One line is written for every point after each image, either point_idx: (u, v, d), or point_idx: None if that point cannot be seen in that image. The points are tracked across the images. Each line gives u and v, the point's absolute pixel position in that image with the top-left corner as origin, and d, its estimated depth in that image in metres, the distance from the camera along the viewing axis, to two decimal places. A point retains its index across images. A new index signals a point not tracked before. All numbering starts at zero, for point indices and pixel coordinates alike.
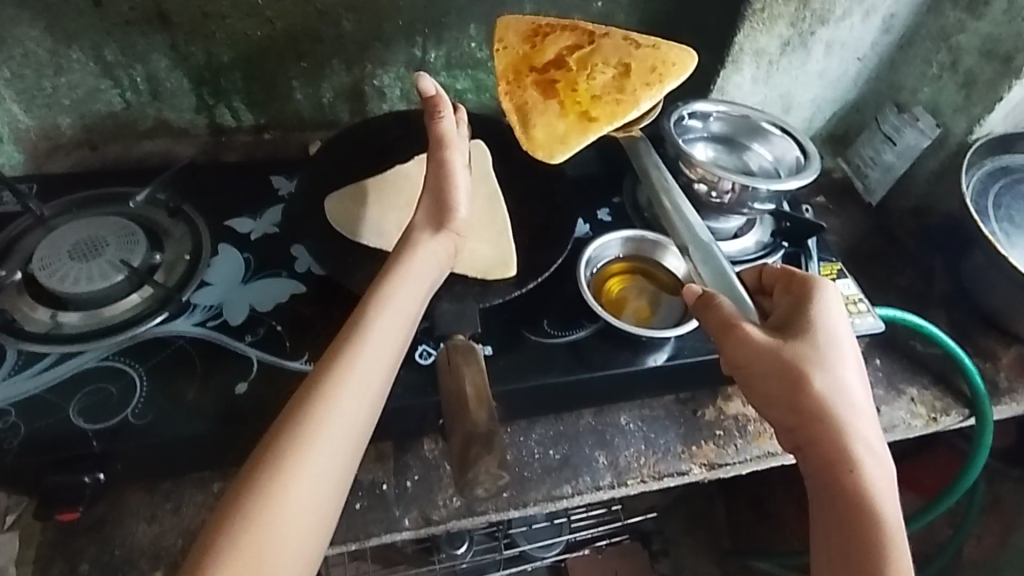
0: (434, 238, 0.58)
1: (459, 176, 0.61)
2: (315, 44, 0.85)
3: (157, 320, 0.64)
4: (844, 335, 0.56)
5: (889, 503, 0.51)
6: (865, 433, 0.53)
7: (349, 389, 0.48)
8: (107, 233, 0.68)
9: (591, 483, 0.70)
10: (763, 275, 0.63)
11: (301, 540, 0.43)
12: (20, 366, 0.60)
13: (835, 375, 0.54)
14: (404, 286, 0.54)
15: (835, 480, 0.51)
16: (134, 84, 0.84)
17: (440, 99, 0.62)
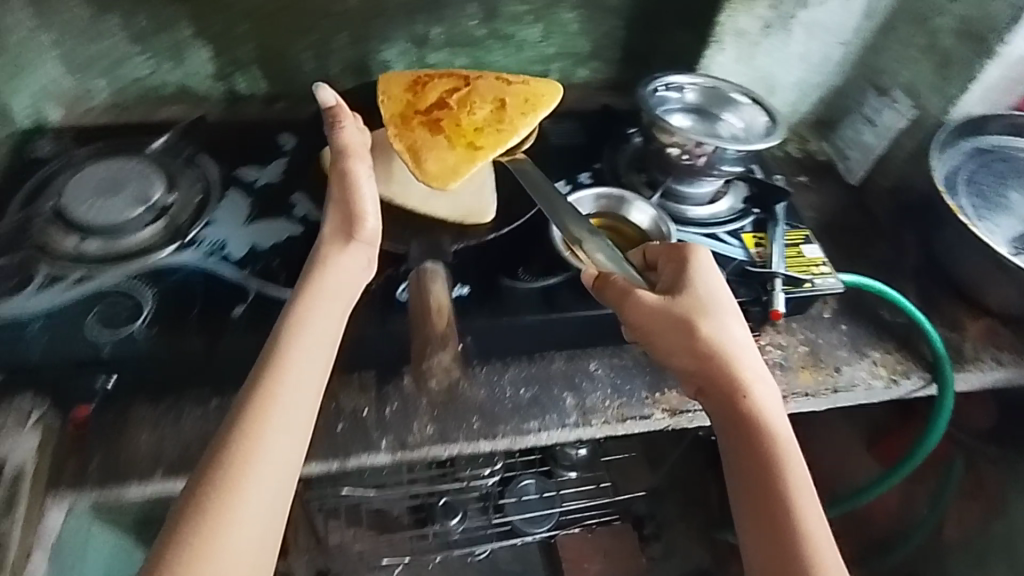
0: (347, 250, 0.63)
1: (365, 195, 0.64)
2: (326, 18, 0.93)
3: (168, 251, 0.71)
4: (722, 289, 0.64)
5: (782, 424, 0.58)
6: (755, 370, 0.60)
7: (287, 384, 0.54)
8: (130, 175, 0.77)
9: (558, 421, 0.75)
10: (647, 252, 0.70)
11: (267, 518, 0.50)
12: (47, 282, 0.68)
13: (723, 326, 0.62)
14: (325, 288, 0.60)
15: (735, 411, 0.58)
16: (161, 51, 0.92)
17: (340, 109, 0.67)
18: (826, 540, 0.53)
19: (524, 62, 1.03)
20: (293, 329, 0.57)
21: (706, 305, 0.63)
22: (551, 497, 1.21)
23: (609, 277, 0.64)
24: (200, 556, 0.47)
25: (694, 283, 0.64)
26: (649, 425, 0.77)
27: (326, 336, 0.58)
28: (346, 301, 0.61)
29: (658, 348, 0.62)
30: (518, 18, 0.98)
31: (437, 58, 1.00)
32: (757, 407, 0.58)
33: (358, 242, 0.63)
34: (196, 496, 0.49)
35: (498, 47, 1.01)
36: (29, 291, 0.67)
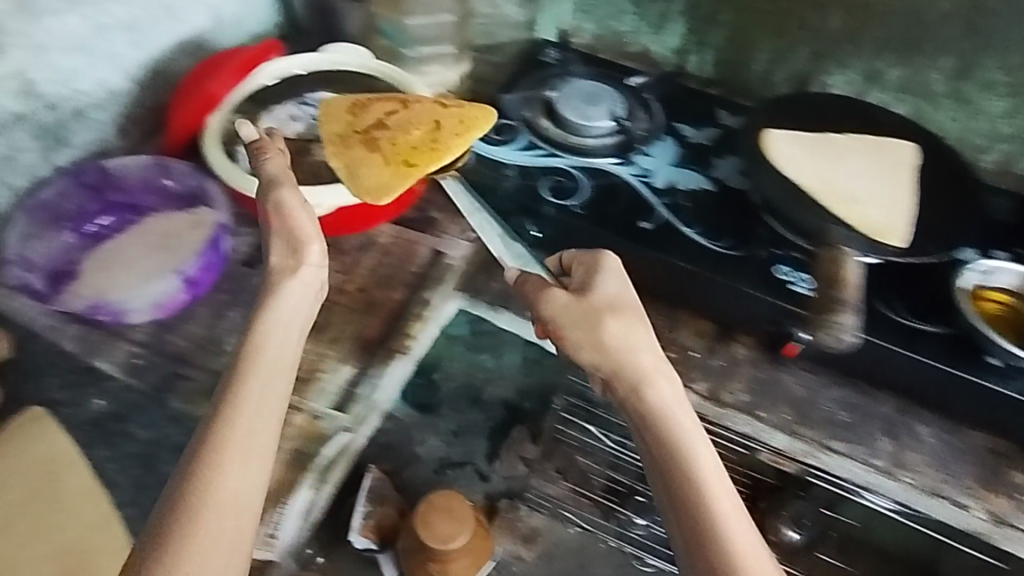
0: (308, 265, 0.64)
1: (303, 219, 0.65)
2: (799, 29, 1.03)
3: (611, 160, 0.88)
4: (629, 296, 0.66)
5: (678, 415, 0.58)
6: (650, 364, 0.62)
7: (252, 396, 0.55)
8: (603, 91, 0.93)
9: (864, 456, 0.76)
10: (563, 256, 0.73)
11: (239, 520, 0.50)
12: (527, 146, 0.89)
13: (608, 307, 0.65)
14: (296, 288, 0.62)
15: (641, 407, 0.60)
16: (649, 15, 1.11)
17: (262, 141, 0.69)
18: (751, 540, 0.53)
19: (969, 131, 1.01)
20: (258, 339, 0.58)
21: (615, 307, 0.65)
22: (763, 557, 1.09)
23: (524, 281, 0.69)
24: (182, 568, 0.47)
25: (607, 291, 0.66)
26: (957, 518, 0.73)
27: (291, 326, 0.60)
28: (308, 315, 0.62)
29: (573, 353, 0.65)
30: (990, 86, 0.96)
31: (879, 97, 1.04)
32: (654, 408, 0.59)
33: (308, 265, 0.64)
34: (164, 524, 0.49)
35: (949, 106, 1.00)
36: (513, 149, 0.89)
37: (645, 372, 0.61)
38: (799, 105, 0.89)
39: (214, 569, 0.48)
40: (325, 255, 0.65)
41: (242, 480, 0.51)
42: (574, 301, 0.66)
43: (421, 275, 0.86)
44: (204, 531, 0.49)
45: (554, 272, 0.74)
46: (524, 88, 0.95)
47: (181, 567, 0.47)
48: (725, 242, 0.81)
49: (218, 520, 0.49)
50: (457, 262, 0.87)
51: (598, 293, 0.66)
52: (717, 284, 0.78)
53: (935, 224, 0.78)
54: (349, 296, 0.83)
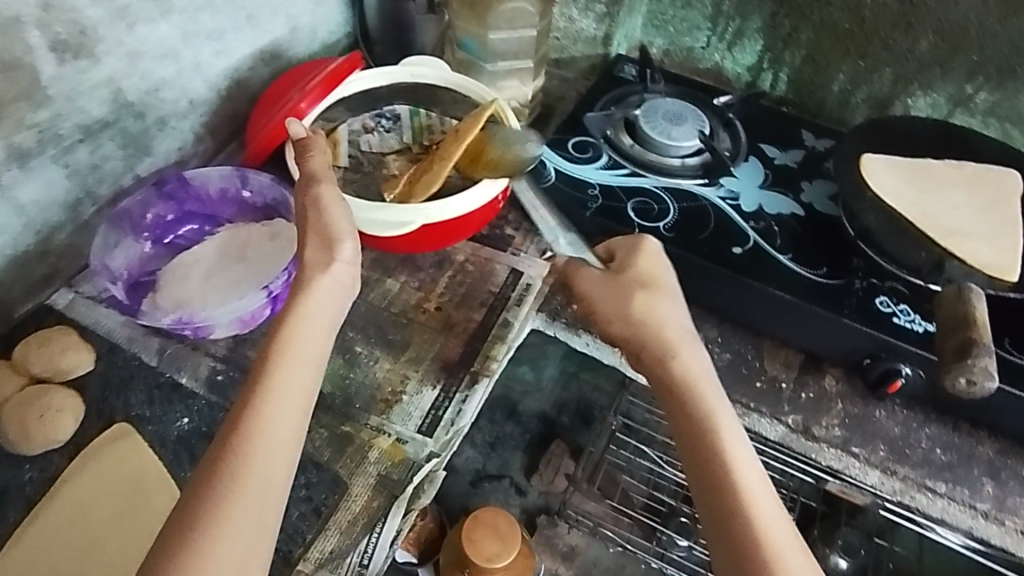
0: (337, 260, 0.63)
1: (337, 215, 0.64)
2: (884, 51, 1.00)
3: (698, 182, 0.86)
4: (666, 280, 0.68)
5: (708, 389, 0.61)
6: (679, 337, 0.64)
7: (289, 372, 0.57)
8: (688, 110, 0.91)
9: (967, 499, 0.73)
10: (609, 245, 0.72)
11: (267, 504, 0.53)
12: (610, 165, 0.87)
13: (647, 285, 0.67)
14: (332, 278, 0.62)
15: (662, 373, 0.63)
16: (724, 32, 1.10)
17: (308, 141, 0.69)
18: (770, 508, 0.55)
19: None
20: (294, 321, 0.60)
21: (650, 285, 0.67)
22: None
23: (569, 273, 0.70)
24: (216, 541, 0.50)
25: (642, 272, 0.68)
26: None
27: (324, 319, 0.61)
28: (342, 306, 0.63)
29: (607, 329, 0.67)
30: None
31: (965, 122, 1.01)
32: (680, 378, 0.62)
33: (340, 261, 0.63)
34: (205, 487, 0.52)
35: None
36: (597, 168, 0.87)
37: (674, 342, 0.64)
38: (891, 129, 0.86)
39: (243, 542, 0.51)
40: (358, 252, 0.64)
41: (275, 463, 0.54)
42: (608, 279, 0.68)
43: (499, 296, 0.84)
44: (241, 499, 0.52)
45: (601, 259, 0.72)
46: (605, 106, 0.93)
47: (220, 525, 0.51)
48: (821, 271, 0.78)
49: (251, 497, 0.52)
50: (535, 282, 0.85)
51: (632, 273, 0.68)
52: (816, 315, 0.75)
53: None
54: (428, 315, 0.81)
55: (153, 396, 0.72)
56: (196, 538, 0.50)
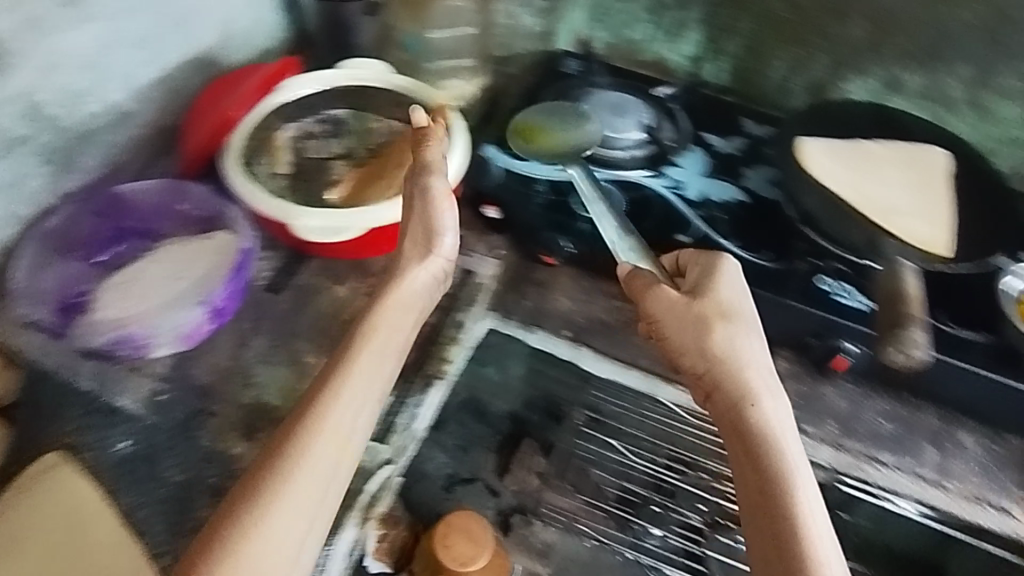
0: (422, 263, 0.69)
1: (446, 218, 0.69)
2: (818, 37, 1.02)
3: (644, 173, 0.86)
4: (749, 315, 0.67)
5: (784, 433, 0.61)
6: (759, 380, 0.64)
7: (364, 362, 0.64)
8: (630, 104, 0.92)
9: (911, 467, 0.75)
10: (680, 257, 0.74)
11: (307, 514, 0.58)
12: (556, 161, 0.86)
13: (725, 318, 0.66)
14: (421, 271, 0.69)
15: (738, 413, 0.63)
16: (663, 24, 1.11)
17: (426, 131, 0.74)
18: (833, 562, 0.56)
19: (986, 136, 1.02)
20: (376, 319, 0.66)
21: (727, 318, 0.67)
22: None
23: (633, 277, 0.70)
24: (245, 548, 0.56)
25: (723, 304, 0.67)
26: (1007, 524, 0.72)
27: (409, 308, 0.68)
28: (416, 315, 0.68)
29: (675, 355, 0.67)
30: (1007, 93, 0.97)
31: (898, 104, 1.04)
32: (755, 421, 0.62)
33: (437, 255, 0.69)
34: (251, 490, 0.58)
35: (967, 113, 1.01)
36: (542, 163, 0.86)
37: (753, 381, 0.64)
38: (825, 113, 0.88)
39: (275, 551, 0.56)
40: (456, 248, 0.70)
41: (312, 481, 0.58)
42: (685, 306, 0.67)
43: (450, 296, 0.84)
44: (279, 505, 0.57)
45: (669, 271, 0.74)
46: (548, 101, 0.93)
47: (253, 537, 0.56)
48: (765, 255, 0.79)
49: (287, 502, 0.57)
50: (486, 282, 0.85)
51: (711, 302, 0.67)
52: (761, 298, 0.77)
53: (974, 235, 0.78)
54: None
55: (94, 422, 0.70)
56: (229, 539, 0.56)
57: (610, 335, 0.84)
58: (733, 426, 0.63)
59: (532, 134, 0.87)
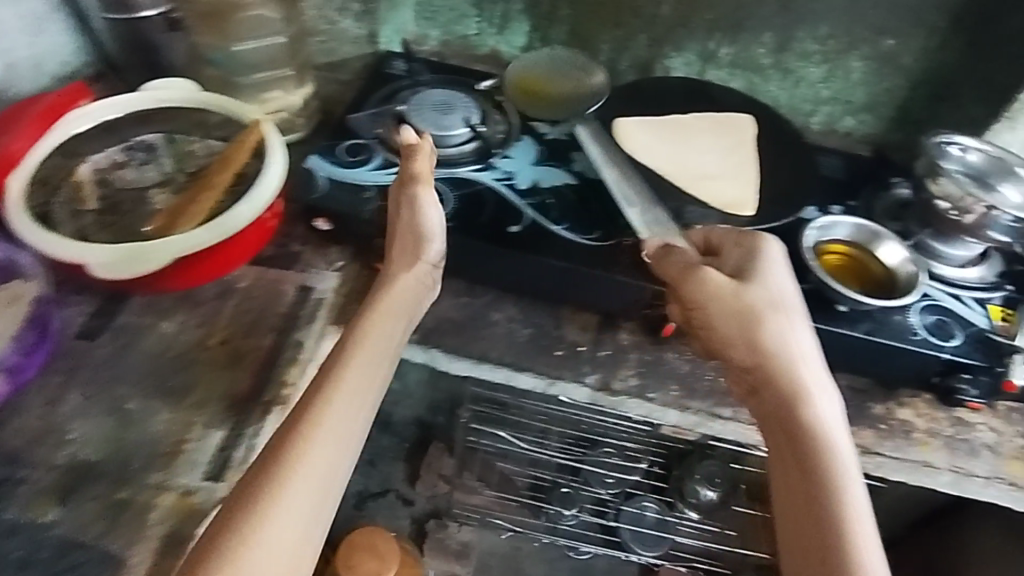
0: (410, 271, 0.70)
1: (433, 216, 0.73)
2: (635, 18, 1.06)
3: (472, 168, 0.86)
4: (796, 307, 0.66)
5: (830, 420, 0.60)
6: (810, 370, 0.62)
7: (351, 371, 0.59)
8: (456, 100, 0.92)
9: (749, 417, 0.80)
10: (711, 235, 0.73)
11: (301, 530, 0.52)
12: (382, 165, 0.85)
13: (771, 308, 0.65)
14: (413, 275, 0.70)
15: (790, 404, 0.61)
16: (492, 17, 1.12)
17: (420, 146, 0.75)
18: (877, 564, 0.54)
19: (797, 98, 1.10)
20: (366, 328, 0.64)
21: (778, 310, 0.65)
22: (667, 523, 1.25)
23: (670, 253, 0.71)
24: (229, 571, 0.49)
25: (769, 293, 0.65)
26: None
27: (399, 314, 0.67)
28: (407, 320, 0.67)
29: (714, 332, 0.66)
30: (807, 56, 1.05)
31: (715, 75, 1.10)
32: (806, 411, 0.60)
33: (425, 262, 0.71)
34: (246, 489, 0.53)
35: (776, 77, 1.09)
36: (369, 168, 0.85)
37: (797, 366, 0.62)
38: (642, 93, 0.92)
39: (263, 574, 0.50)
40: (440, 255, 0.73)
41: (303, 492, 0.53)
42: (731, 295, 0.65)
43: (290, 315, 0.81)
44: (270, 520, 0.51)
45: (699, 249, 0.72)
46: (374, 105, 0.92)
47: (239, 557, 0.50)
48: (594, 236, 0.81)
49: (281, 513, 0.52)
50: (326, 295, 0.83)
51: (760, 294, 0.65)
52: (594, 277, 0.79)
53: (780, 190, 0.83)
54: (214, 350, 0.76)
55: None
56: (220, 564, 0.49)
57: (462, 333, 0.83)
58: (788, 416, 0.60)
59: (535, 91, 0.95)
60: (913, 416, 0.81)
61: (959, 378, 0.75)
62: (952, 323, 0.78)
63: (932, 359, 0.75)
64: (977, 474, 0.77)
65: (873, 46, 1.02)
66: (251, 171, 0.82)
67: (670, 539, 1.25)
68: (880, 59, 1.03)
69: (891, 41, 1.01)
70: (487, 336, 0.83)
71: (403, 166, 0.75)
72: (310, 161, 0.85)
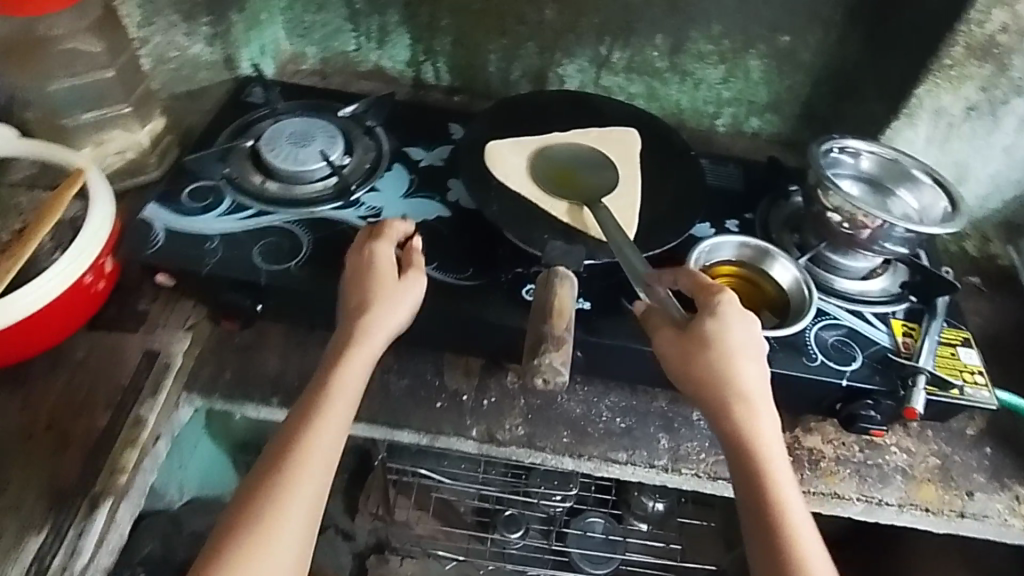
0: (383, 334, 0.65)
1: (411, 296, 0.67)
2: (519, 25, 0.99)
3: (334, 206, 0.79)
4: (754, 333, 0.60)
5: (776, 454, 0.58)
6: (756, 398, 0.59)
7: (317, 437, 0.59)
8: (316, 130, 0.83)
9: (646, 459, 0.73)
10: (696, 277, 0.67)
11: None
12: (233, 210, 0.78)
13: (727, 338, 0.59)
14: (378, 324, 0.64)
15: (733, 432, 0.58)
16: (369, 31, 1.04)
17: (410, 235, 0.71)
18: None
19: (698, 100, 1.04)
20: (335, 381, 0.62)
21: (736, 342, 0.59)
22: (613, 541, 1.25)
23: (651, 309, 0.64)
24: None
25: (727, 324, 0.59)
26: None
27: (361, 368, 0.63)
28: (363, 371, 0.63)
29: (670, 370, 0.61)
30: (702, 56, 0.99)
31: (612, 81, 1.04)
32: (756, 447, 0.57)
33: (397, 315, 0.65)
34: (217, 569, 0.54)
35: (675, 81, 1.03)
36: (216, 215, 0.77)
37: (744, 397, 0.59)
38: (520, 109, 0.85)
39: None
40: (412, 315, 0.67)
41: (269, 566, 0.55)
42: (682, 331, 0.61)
43: (130, 388, 0.71)
44: None
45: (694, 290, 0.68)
46: (225, 141, 0.84)
47: None
48: (466, 273, 0.75)
49: None
50: (173, 360, 0.74)
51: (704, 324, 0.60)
52: (466, 320, 0.72)
53: (667, 209, 0.77)
54: (36, 438, 0.67)
55: None
56: None
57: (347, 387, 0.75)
58: (739, 451, 0.58)
59: (575, 172, 0.78)
60: (822, 444, 0.76)
61: (862, 405, 0.70)
62: (852, 344, 0.73)
63: (833, 387, 0.70)
64: (887, 503, 0.72)
65: (769, 43, 0.97)
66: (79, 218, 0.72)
67: (619, 558, 1.24)
68: (778, 56, 0.98)
69: (787, 37, 0.96)
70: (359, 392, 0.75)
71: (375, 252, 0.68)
72: (147, 210, 0.76)
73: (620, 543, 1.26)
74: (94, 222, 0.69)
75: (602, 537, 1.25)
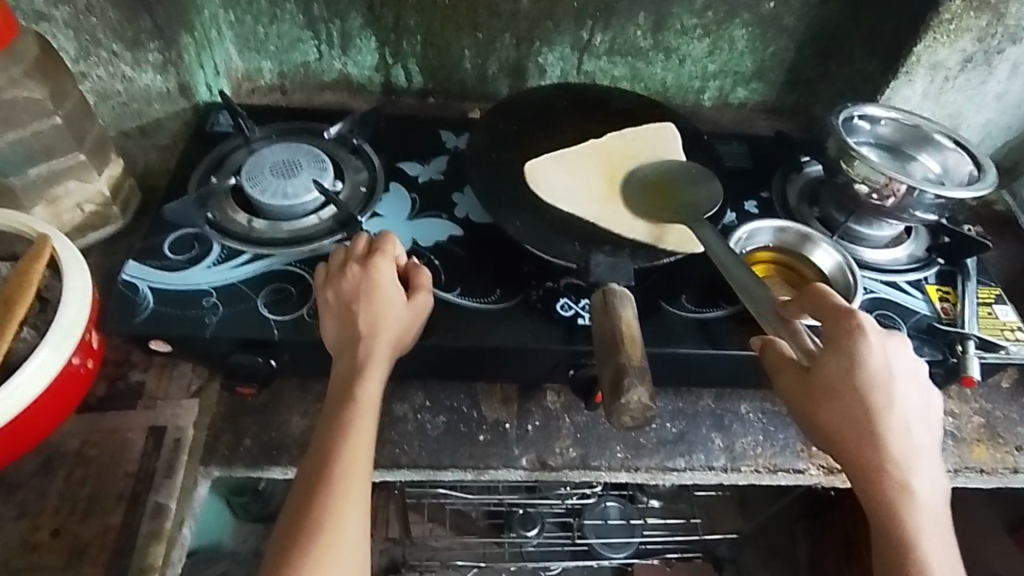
0: (394, 344, 0.60)
1: (406, 314, 0.62)
2: (493, 17, 0.91)
3: (334, 240, 0.71)
4: (893, 358, 0.58)
5: (922, 505, 0.55)
6: (895, 433, 0.56)
7: (344, 448, 0.55)
8: (301, 156, 0.76)
9: (705, 463, 0.71)
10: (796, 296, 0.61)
11: None
12: (224, 258, 0.70)
13: (864, 372, 0.56)
14: (386, 336, 0.60)
15: (860, 449, 0.56)
16: (329, 38, 0.95)
17: (398, 254, 0.66)
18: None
19: (684, 77, 1.00)
20: (346, 395, 0.57)
21: (878, 387, 0.56)
22: (634, 525, 1.13)
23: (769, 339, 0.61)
24: None
25: (862, 356, 0.57)
26: (802, 480, 0.71)
27: (378, 379, 0.58)
28: (379, 377, 0.59)
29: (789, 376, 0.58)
30: (687, 31, 0.95)
31: (594, 66, 0.98)
32: (893, 483, 0.55)
33: (407, 325, 0.61)
34: None
35: (660, 60, 0.98)
36: (207, 266, 0.69)
37: (876, 403, 0.56)
38: (518, 111, 0.80)
39: None
40: (422, 325, 0.63)
41: None
42: (800, 366, 0.58)
43: (142, 475, 0.64)
44: None
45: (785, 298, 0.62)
46: (202, 184, 0.76)
47: None
48: (493, 296, 0.70)
49: None
50: (185, 434, 0.67)
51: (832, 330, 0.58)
52: (501, 349, 0.66)
53: None
54: (40, 550, 0.59)
55: None
56: None
57: (377, 435, 0.69)
58: (878, 497, 0.55)
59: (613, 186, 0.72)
60: None
61: None
62: (892, 316, 0.72)
63: None
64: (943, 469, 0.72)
65: (755, 11, 0.93)
66: (52, 292, 0.63)
67: (639, 542, 1.13)
68: (765, 23, 0.94)
69: (771, 3, 0.92)
70: (395, 438, 0.69)
71: (370, 273, 0.63)
72: (128, 272, 0.68)
73: (638, 526, 1.14)
74: (68, 293, 0.60)
75: (621, 522, 1.13)
